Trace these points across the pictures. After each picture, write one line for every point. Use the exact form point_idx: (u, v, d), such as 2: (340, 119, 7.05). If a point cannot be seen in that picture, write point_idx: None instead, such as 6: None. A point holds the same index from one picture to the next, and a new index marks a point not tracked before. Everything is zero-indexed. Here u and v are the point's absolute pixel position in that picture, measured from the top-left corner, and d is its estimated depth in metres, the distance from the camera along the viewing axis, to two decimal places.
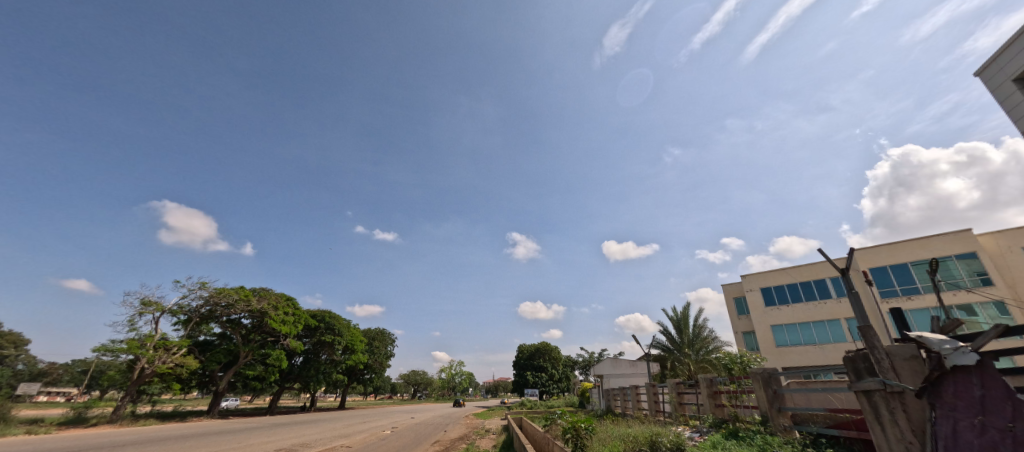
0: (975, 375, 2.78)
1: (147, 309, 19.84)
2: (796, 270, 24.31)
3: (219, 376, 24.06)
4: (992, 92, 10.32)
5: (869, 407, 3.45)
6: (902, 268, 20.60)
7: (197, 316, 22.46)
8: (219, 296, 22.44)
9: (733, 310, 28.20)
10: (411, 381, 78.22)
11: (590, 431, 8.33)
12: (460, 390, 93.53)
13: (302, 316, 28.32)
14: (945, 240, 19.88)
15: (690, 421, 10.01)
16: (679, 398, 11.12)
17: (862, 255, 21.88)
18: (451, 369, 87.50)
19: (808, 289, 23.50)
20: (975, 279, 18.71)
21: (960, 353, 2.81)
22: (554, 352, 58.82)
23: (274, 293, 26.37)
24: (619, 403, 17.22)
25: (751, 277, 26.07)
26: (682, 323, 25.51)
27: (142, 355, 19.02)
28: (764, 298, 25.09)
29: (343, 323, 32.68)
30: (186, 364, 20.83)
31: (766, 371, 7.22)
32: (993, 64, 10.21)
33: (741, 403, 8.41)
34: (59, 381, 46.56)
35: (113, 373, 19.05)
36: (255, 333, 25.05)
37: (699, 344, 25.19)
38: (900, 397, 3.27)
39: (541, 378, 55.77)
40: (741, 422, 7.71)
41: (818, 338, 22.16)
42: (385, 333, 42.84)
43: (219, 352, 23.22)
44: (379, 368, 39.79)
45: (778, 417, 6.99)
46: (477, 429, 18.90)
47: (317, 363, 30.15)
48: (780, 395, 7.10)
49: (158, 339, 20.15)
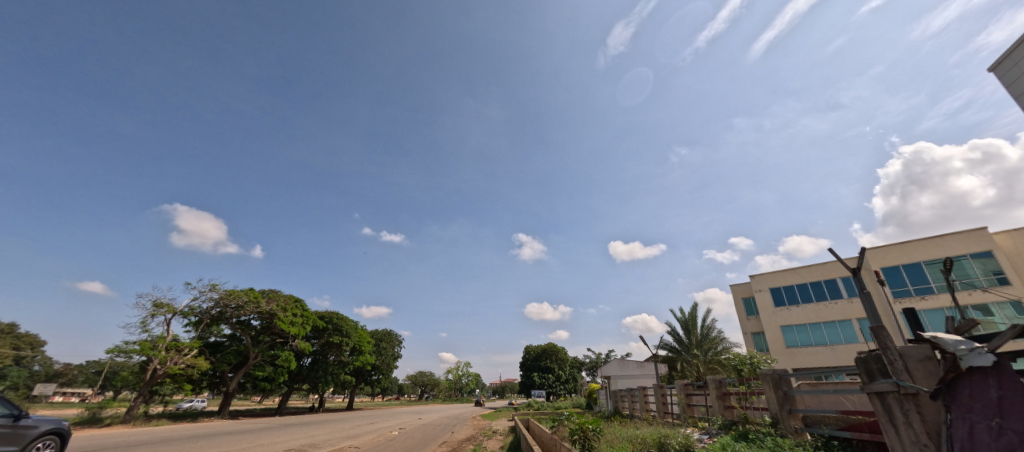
0: (992, 376, 2.73)
1: (159, 311, 20.12)
2: (806, 270, 23.99)
3: (230, 377, 24.36)
4: (1008, 87, 10.09)
5: (882, 409, 3.39)
6: (915, 267, 20.27)
7: (208, 318, 22.78)
8: (229, 298, 22.75)
9: (742, 310, 27.95)
10: (418, 382, 78.46)
11: (597, 432, 8.29)
12: (467, 390, 93.66)
13: (310, 317, 28.57)
14: (959, 239, 19.55)
15: (699, 423, 9.91)
16: (688, 399, 11.01)
17: (874, 255, 21.54)
18: (457, 370, 87.91)
19: (818, 290, 23.20)
20: (991, 278, 18.32)
21: (976, 354, 2.76)
22: (561, 353, 58.75)
23: (283, 295, 26.65)
24: (627, 403, 17.11)
25: (760, 277, 25.79)
26: (690, 324, 25.35)
27: (154, 356, 19.31)
28: (774, 298, 24.80)
29: (351, 325, 32.96)
30: (197, 365, 21.04)
31: (776, 373, 7.13)
32: (1009, 58, 9.99)
33: (751, 405, 8.30)
34: (74, 382, 47.68)
35: (127, 373, 19.35)
36: (264, 334, 25.29)
37: (707, 345, 24.95)
38: (914, 399, 3.22)
39: (548, 380, 55.66)
40: (751, 424, 7.63)
41: (829, 339, 21.83)
42: (391, 334, 43.12)
43: (229, 353, 23.52)
44: (386, 369, 39.96)
45: (789, 419, 6.90)
46: (485, 430, 18.93)
47: (325, 364, 30.39)
48: (791, 396, 7.02)
49: (170, 340, 20.49)
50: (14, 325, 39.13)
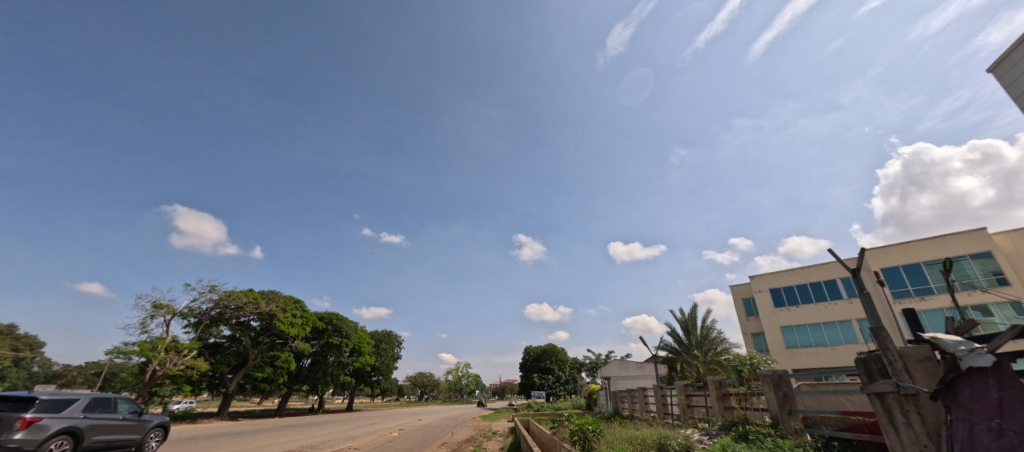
0: (992, 376, 2.74)
1: (158, 312, 20.10)
2: (805, 270, 24.01)
3: (229, 378, 24.32)
4: (1007, 88, 10.11)
5: (882, 410, 3.39)
6: (915, 268, 20.27)
7: (207, 319, 22.75)
8: (229, 299, 22.73)
9: (742, 311, 27.96)
10: (417, 383, 78.39)
11: (598, 433, 8.30)
12: (467, 391, 93.62)
13: (310, 318, 28.54)
14: (958, 240, 19.58)
15: (699, 423, 9.90)
16: (688, 400, 11.00)
17: (873, 255, 21.55)
18: (456, 371, 87.84)
19: (818, 290, 23.22)
20: (990, 279, 18.34)
21: (976, 354, 2.77)
22: (561, 354, 58.72)
23: (282, 296, 26.65)
24: (627, 404, 17.09)
25: (760, 277, 25.79)
26: (690, 325, 25.35)
27: (154, 357, 19.27)
28: (774, 299, 24.80)
29: (351, 326, 32.93)
30: (197, 366, 21.00)
31: (776, 373, 7.14)
32: (1008, 59, 10.01)
33: (751, 405, 8.29)
34: (73, 384, 47.67)
35: (126, 375, 19.30)
36: (264, 335, 25.27)
37: (707, 346, 24.93)
38: (914, 400, 3.22)
39: (548, 380, 55.64)
40: (751, 425, 7.63)
41: (829, 339, 21.84)
42: (391, 335, 43.12)
43: (229, 354, 23.52)
44: (386, 370, 39.92)
45: (789, 420, 6.89)
46: (485, 431, 18.91)
47: (325, 365, 30.34)
48: (791, 397, 7.03)
49: (170, 341, 20.50)
50: (12, 327, 39.06)
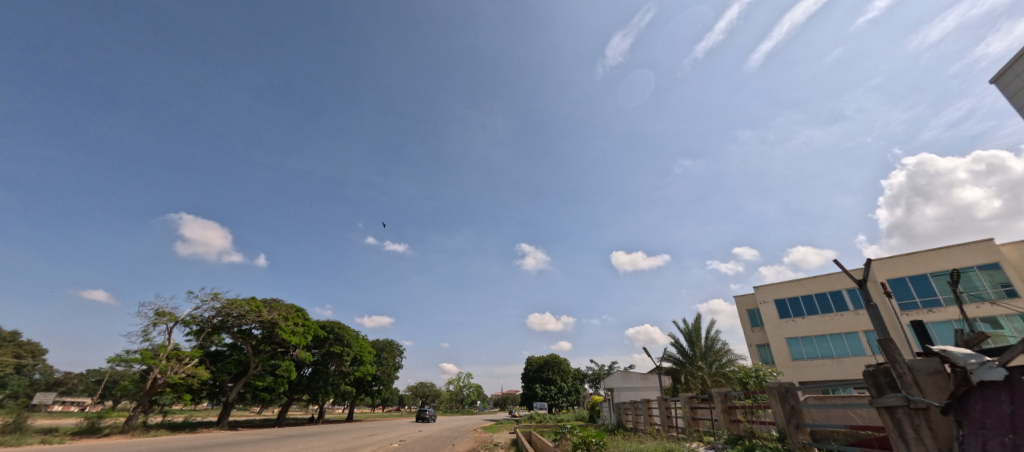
0: (1004, 391, 2.69)
1: (160, 320, 20.08)
2: (811, 281, 23.86)
3: (230, 387, 24.20)
4: (1010, 98, 10.12)
5: (892, 424, 3.32)
6: (921, 279, 20.10)
7: (209, 327, 22.73)
8: (230, 308, 22.68)
9: (747, 322, 27.70)
10: (418, 393, 77.83)
11: (600, 446, 8.09)
12: (467, 402, 92.53)
13: (312, 327, 28.32)
14: (965, 250, 19.46)
15: (705, 437, 9.74)
16: (692, 412, 10.81)
17: (879, 266, 21.38)
18: (457, 381, 87.42)
19: (823, 301, 23.02)
20: (999, 291, 18.15)
21: (987, 367, 2.73)
22: (564, 364, 58.30)
23: (285, 304, 26.60)
24: (630, 417, 16.84)
25: (763, 288, 25.68)
26: (694, 335, 25.16)
27: (154, 365, 19.25)
28: (778, 310, 24.62)
29: (352, 335, 32.72)
30: (197, 374, 21.01)
31: (782, 386, 7.00)
32: (1011, 69, 10.03)
33: (757, 418, 8.10)
34: (74, 391, 48.08)
35: (127, 383, 19.29)
36: (265, 344, 25.14)
37: (711, 357, 24.71)
38: (925, 414, 3.16)
39: (550, 392, 55.08)
40: (758, 439, 7.49)
41: (836, 351, 21.58)
42: (394, 344, 42.92)
43: (230, 362, 23.54)
44: (387, 380, 39.67)
45: (797, 434, 6.75)
46: (486, 443, 18.65)
47: (326, 375, 30.18)
48: (798, 410, 6.90)
49: (171, 349, 20.39)
50: (15, 333, 39.29)
